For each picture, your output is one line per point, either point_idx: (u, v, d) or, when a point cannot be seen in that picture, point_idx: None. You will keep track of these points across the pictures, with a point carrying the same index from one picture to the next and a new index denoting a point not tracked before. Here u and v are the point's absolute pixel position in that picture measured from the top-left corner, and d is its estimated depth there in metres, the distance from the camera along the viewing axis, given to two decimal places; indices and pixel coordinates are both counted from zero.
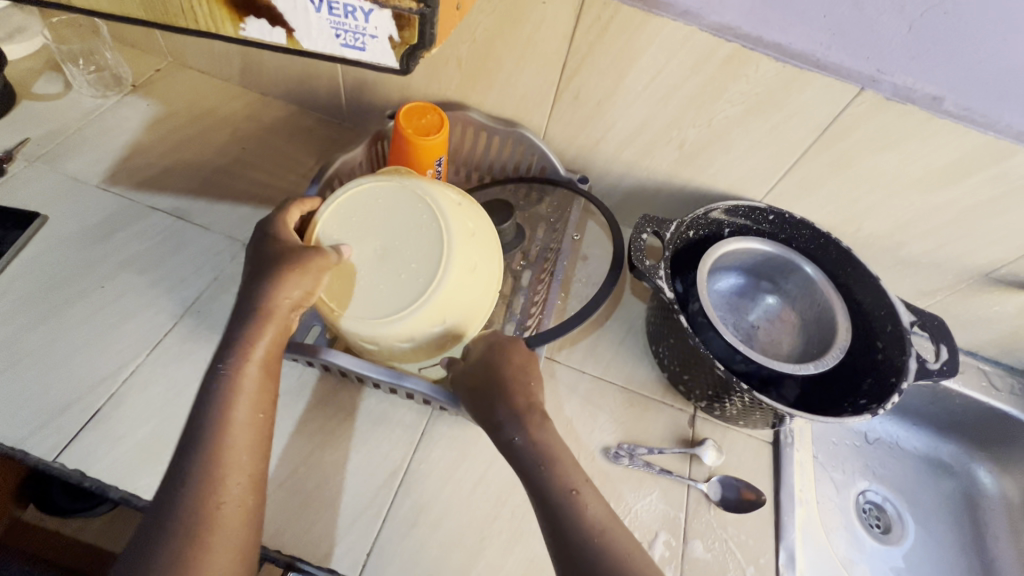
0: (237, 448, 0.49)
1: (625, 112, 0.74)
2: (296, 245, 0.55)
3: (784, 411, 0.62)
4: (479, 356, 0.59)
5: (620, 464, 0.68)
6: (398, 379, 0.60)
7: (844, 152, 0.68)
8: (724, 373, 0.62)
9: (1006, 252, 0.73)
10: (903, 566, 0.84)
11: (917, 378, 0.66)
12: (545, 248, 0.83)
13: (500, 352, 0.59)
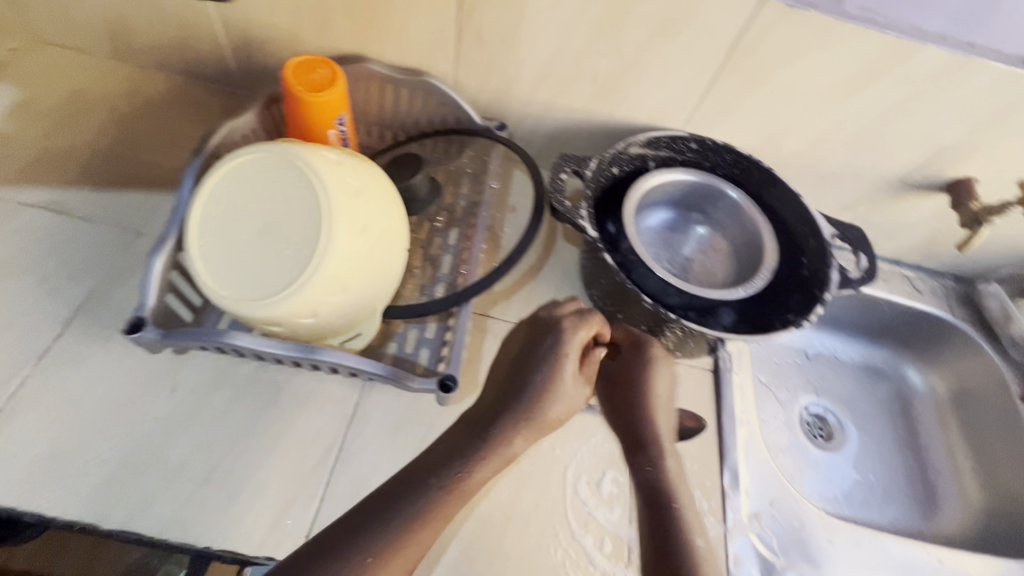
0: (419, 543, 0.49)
1: (533, 48, 0.70)
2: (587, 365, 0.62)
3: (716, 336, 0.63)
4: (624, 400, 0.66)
5: None
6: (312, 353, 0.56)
7: (757, 70, 0.67)
8: (654, 307, 0.63)
9: (918, 155, 0.74)
10: (845, 469, 0.89)
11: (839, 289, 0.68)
12: (471, 203, 0.79)
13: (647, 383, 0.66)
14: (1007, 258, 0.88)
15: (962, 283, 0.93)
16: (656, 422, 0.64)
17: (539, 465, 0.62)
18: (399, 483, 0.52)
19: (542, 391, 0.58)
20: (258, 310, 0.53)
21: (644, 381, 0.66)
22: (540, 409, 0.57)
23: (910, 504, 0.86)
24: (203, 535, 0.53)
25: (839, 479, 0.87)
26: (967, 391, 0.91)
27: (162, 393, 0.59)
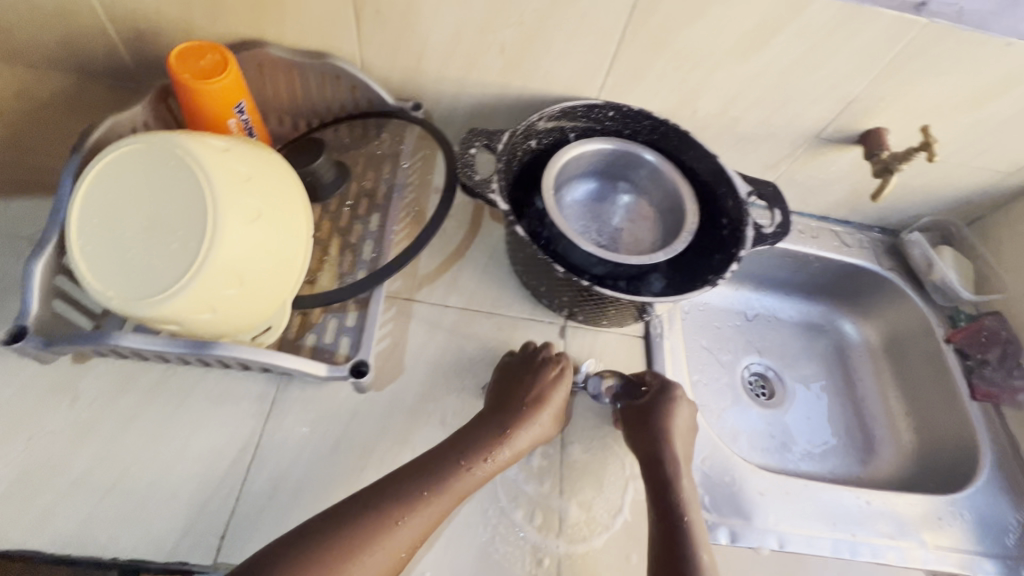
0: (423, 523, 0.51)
1: (435, 22, 0.68)
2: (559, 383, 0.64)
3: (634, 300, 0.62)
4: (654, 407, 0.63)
5: None
6: (203, 348, 0.55)
7: (660, 31, 0.66)
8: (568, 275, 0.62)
9: (828, 109, 0.75)
10: (787, 425, 0.90)
11: (755, 246, 0.68)
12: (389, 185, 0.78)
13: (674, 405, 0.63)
14: (927, 206, 0.91)
15: (888, 235, 0.96)
16: (673, 450, 0.61)
17: None
18: (416, 472, 0.54)
19: (545, 388, 0.62)
20: (149, 309, 0.50)
21: (662, 414, 0.62)
22: (537, 416, 0.60)
23: (848, 452, 0.88)
24: (108, 547, 0.51)
25: (781, 434, 0.89)
26: (897, 339, 0.94)
27: (61, 405, 0.56)
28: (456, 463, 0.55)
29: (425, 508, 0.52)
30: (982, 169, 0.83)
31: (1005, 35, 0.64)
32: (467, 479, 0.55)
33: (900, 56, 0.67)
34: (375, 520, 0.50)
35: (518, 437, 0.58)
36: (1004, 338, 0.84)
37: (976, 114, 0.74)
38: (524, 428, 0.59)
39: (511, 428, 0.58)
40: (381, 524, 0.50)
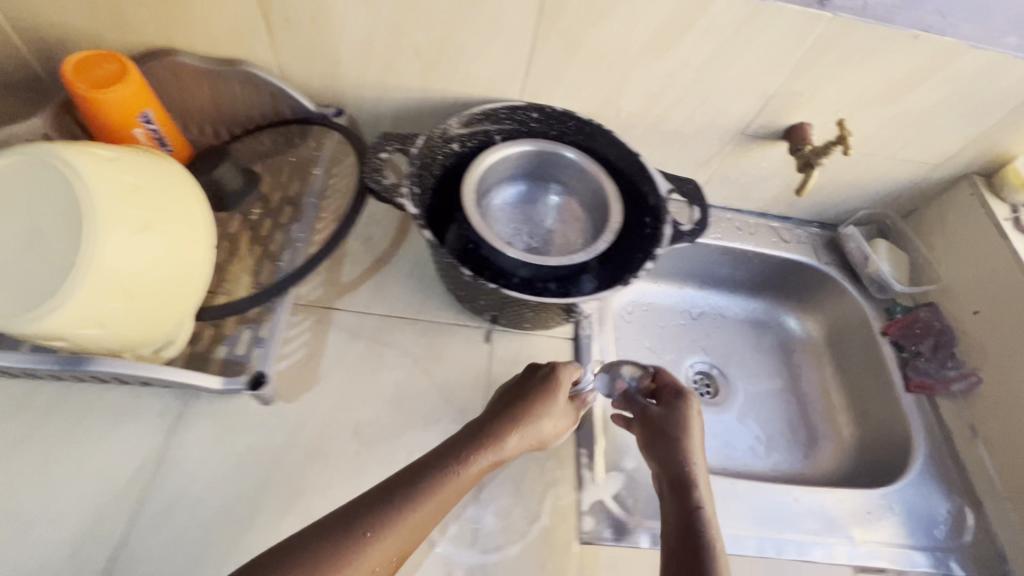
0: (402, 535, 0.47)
1: (346, 27, 0.67)
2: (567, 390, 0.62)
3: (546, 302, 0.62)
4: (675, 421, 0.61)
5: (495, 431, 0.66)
6: (77, 364, 0.52)
7: (571, 30, 0.66)
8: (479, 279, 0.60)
9: (749, 106, 0.75)
10: (732, 423, 0.90)
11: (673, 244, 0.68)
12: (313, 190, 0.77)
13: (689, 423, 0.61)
14: (861, 199, 0.91)
15: (827, 229, 0.97)
16: (692, 468, 0.58)
17: (381, 457, 0.61)
18: (404, 479, 0.50)
19: (545, 392, 0.59)
20: (23, 328, 0.48)
21: (678, 427, 0.60)
22: (536, 422, 0.57)
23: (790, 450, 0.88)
24: None
25: (725, 432, 0.89)
26: (839, 333, 0.94)
27: None
28: (443, 469, 0.51)
29: (415, 514, 0.48)
30: (909, 161, 0.83)
31: (910, 27, 0.64)
32: (458, 485, 0.51)
33: (811, 50, 0.67)
34: (364, 529, 0.46)
35: (507, 442, 0.55)
36: (936, 330, 0.84)
37: (894, 106, 0.74)
38: (516, 435, 0.55)
39: (506, 434, 0.55)
40: (373, 532, 0.46)
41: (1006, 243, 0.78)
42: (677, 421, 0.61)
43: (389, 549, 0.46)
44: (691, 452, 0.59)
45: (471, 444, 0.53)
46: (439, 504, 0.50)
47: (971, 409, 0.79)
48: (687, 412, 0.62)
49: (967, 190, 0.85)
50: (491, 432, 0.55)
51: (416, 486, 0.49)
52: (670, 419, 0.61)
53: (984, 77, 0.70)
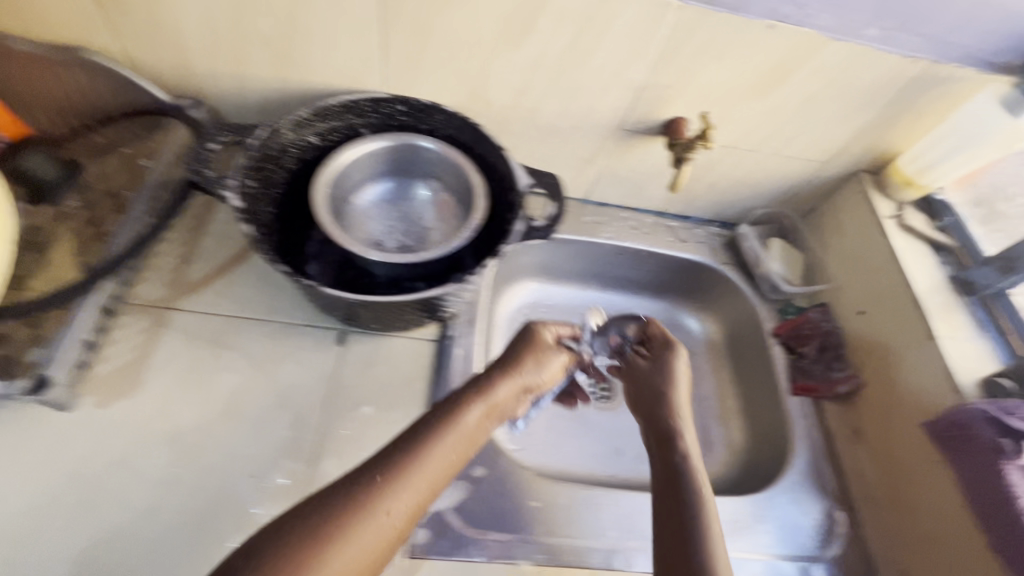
0: (418, 482, 0.42)
1: (184, 13, 0.64)
2: (548, 348, 0.62)
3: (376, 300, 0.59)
4: (652, 372, 0.66)
5: None
6: None
7: (417, 17, 0.63)
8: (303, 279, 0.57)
9: (619, 99, 0.73)
10: (622, 429, 0.86)
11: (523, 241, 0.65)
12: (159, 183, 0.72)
13: (668, 372, 0.65)
14: (758, 198, 0.89)
15: (727, 229, 0.94)
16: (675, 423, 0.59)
17: (199, 467, 0.57)
18: (412, 427, 0.46)
19: (538, 354, 0.59)
20: None
21: (661, 379, 0.65)
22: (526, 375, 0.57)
23: None
24: None
25: (616, 439, 0.85)
26: (737, 335, 0.91)
27: None
28: (438, 415, 0.48)
29: (421, 468, 0.43)
30: (797, 158, 0.81)
31: (764, 16, 0.62)
32: (461, 439, 0.47)
33: (670, 40, 0.65)
34: (378, 483, 0.41)
35: (497, 388, 0.53)
36: (825, 331, 0.81)
37: (766, 100, 0.72)
38: (508, 389, 0.54)
39: (498, 384, 0.54)
40: (394, 482, 0.41)
41: (888, 241, 0.77)
42: (657, 372, 0.66)
43: (407, 507, 0.41)
44: (676, 403, 0.62)
45: (470, 396, 0.51)
46: (448, 451, 0.45)
47: (851, 413, 0.76)
48: (669, 363, 0.66)
49: (856, 188, 0.83)
50: (487, 382, 0.53)
51: (416, 443, 0.44)
52: (652, 374, 0.66)
53: (852, 70, 0.68)
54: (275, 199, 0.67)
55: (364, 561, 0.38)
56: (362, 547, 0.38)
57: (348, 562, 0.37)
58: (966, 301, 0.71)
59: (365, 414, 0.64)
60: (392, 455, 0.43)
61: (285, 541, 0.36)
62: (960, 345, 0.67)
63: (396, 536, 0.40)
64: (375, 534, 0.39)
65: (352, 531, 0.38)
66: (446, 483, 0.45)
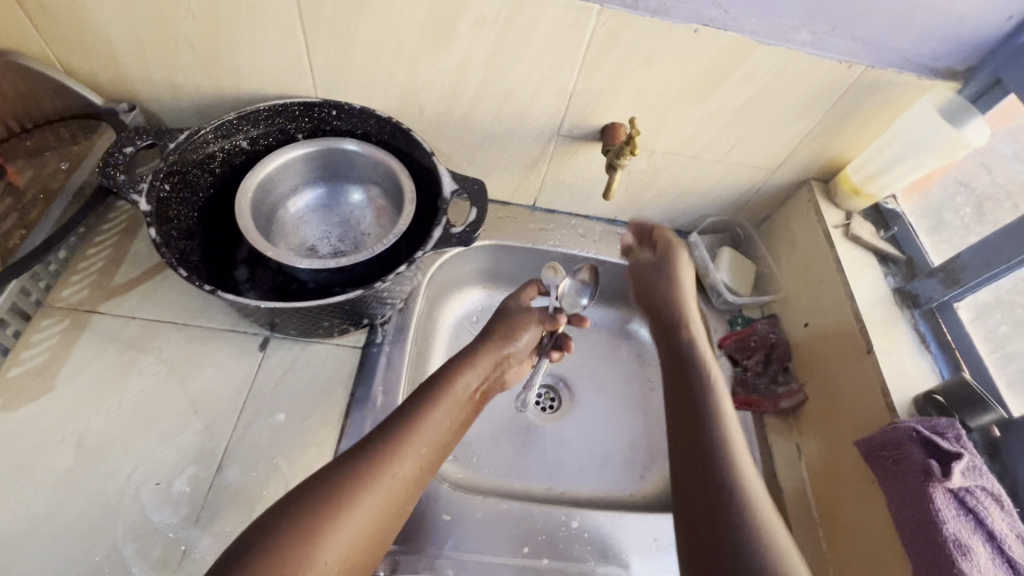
0: (431, 434, 0.55)
1: (106, 17, 0.64)
2: (535, 312, 0.73)
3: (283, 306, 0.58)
4: (655, 258, 0.76)
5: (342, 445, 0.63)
6: None
7: (337, 21, 0.63)
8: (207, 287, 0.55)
9: (552, 104, 0.72)
10: (568, 440, 0.85)
11: (438, 249, 0.64)
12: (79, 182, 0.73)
13: (673, 261, 0.74)
14: (707, 206, 0.88)
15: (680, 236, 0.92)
16: (687, 314, 0.70)
17: (100, 472, 0.56)
18: (419, 392, 0.60)
19: (518, 324, 0.72)
20: None
21: (663, 272, 0.74)
22: (515, 338, 0.71)
23: (623, 471, 0.83)
24: None
25: (561, 450, 0.83)
26: None
27: None
28: (440, 379, 0.62)
29: (423, 433, 0.54)
30: (742, 166, 0.79)
31: (687, 20, 0.61)
32: (452, 410, 0.59)
33: (594, 45, 0.64)
34: (390, 450, 0.52)
35: (490, 355, 0.68)
36: (771, 343, 0.79)
37: (702, 106, 0.71)
38: (490, 363, 0.67)
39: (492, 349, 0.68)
40: (405, 446, 0.53)
41: (833, 251, 0.74)
42: (669, 266, 0.74)
43: (415, 465, 0.53)
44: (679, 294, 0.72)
45: (461, 369, 0.64)
46: (451, 404, 0.59)
47: (795, 426, 0.74)
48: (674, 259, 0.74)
49: (805, 196, 0.81)
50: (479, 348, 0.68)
51: (417, 414, 0.56)
52: (661, 261, 0.75)
53: (786, 74, 0.66)
54: (199, 202, 0.68)
55: (387, 504, 0.49)
56: (383, 497, 0.49)
57: (369, 512, 0.48)
58: (909, 314, 0.69)
59: (278, 421, 0.63)
60: (401, 425, 0.54)
61: (319, 499, 0.47)
62: (898, 360, 0.64)
63: (410, 486, 0.52)
64: (388, 489, 0.50)
65: (371, 487, 0.49)
66: (445, 447, 0.57)
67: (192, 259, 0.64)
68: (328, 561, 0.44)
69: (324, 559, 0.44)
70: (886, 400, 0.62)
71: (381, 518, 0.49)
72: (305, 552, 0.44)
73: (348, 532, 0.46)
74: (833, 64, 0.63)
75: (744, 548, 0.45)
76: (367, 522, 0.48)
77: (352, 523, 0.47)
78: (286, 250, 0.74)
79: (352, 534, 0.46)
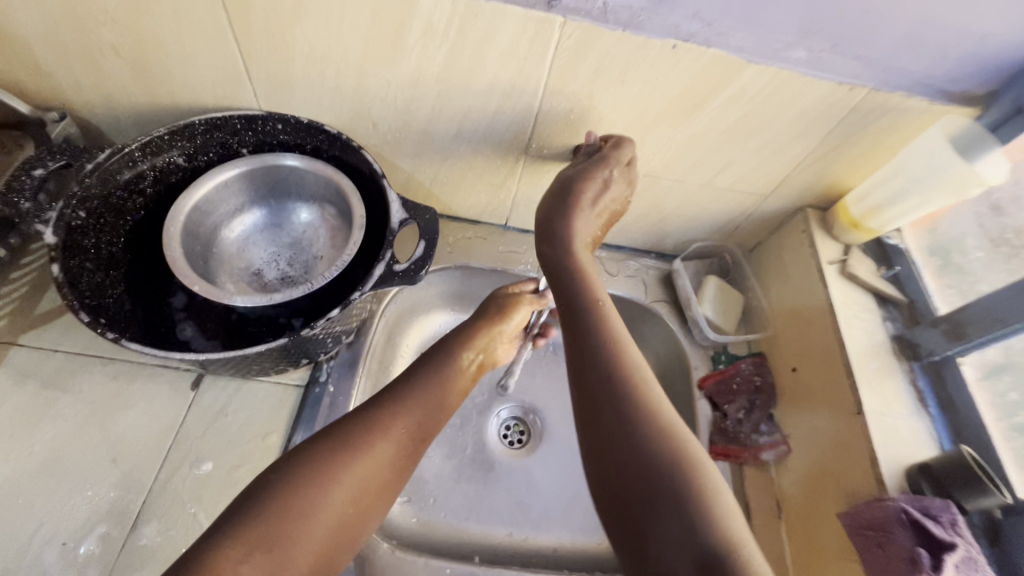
0: (419, 407, 0.56)
1: (16, 20, 0.57)
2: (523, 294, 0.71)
3: (204, 357, 0.52)
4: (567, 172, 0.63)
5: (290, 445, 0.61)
6: None
7: (270, 29, 0.56)
8: (107, 333, 0.49)
9: (518, 123, 0.64)
10: (533, 479, 0.79)
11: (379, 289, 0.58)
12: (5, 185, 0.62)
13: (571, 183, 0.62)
14: (694, 230, 0.80)
15: (664, 260, 0.86)
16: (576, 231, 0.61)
17: (3, 531, 0.52)
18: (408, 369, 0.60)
19: (508, 306, 0.69)
20: None
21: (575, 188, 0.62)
22: (508, 318, 0.68)
23: (591, 516, 0.77)
24: None
25: (524, 492, 0.78)
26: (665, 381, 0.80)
27: None
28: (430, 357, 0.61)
29: (426, 396, 0.57)
30: (731, 191, 0.72)
31: (665, 35, 0.53)
32: (456, 379, 0.61)
33: (560, 61, 0.56)
34: (391, 409, 0.54)
35: (484, 337, 0.65)
36: (755, 387, 0.72)
37: (685, 129, 0.63)
38: (489, 336, 0.66)
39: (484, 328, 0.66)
40: (407, 406, 0.55)
41: (825, 290, 0.67)
42: (570, 192, 0.62)
43: (418, 424, 0.55)
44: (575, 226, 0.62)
45: (460, 343, 0.64)
46: (442, 381, 0.59)
47: (776, 480, 0.67)
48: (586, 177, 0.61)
49: (800, 225, 0.73)
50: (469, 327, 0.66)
51: (420, 380, 0.58)
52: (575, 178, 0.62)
53: (781, 96, 0.58)
54: (126, 226, 0.62)
55: (392, 457, 0.52)
56: (388, 451, 0.52)
57: (376, 463, 0.51)
58: (907, 366, 0.62)
59: (204, 471, 0.58)
60: (404, 389, 0.57)
61: (326, 448, 0.50)
62: (892, 422, 0.58)
63: (413, 443, 0.54)
64: (393, 445, 0.52)
65: (377, 440, 0.51)
66: (447, 412, 0.59)
67: (113, 291, 0.59)
68: (338, 504, 0.48)
69: (334, 500, 0.47)
70: (874, 470, 0.55)
71: (386, 470, 0.51)
72: (314, 497, 0.47)
73: (357, 479, 0.49)
74: (833, 85, 0.55)
75: (662, 486, 0.41)
76: (374, 470, 0.51)
77: (362, 471, 0.50)
78: (224, 274, 0.68)
79: (361, 480, 0.49)
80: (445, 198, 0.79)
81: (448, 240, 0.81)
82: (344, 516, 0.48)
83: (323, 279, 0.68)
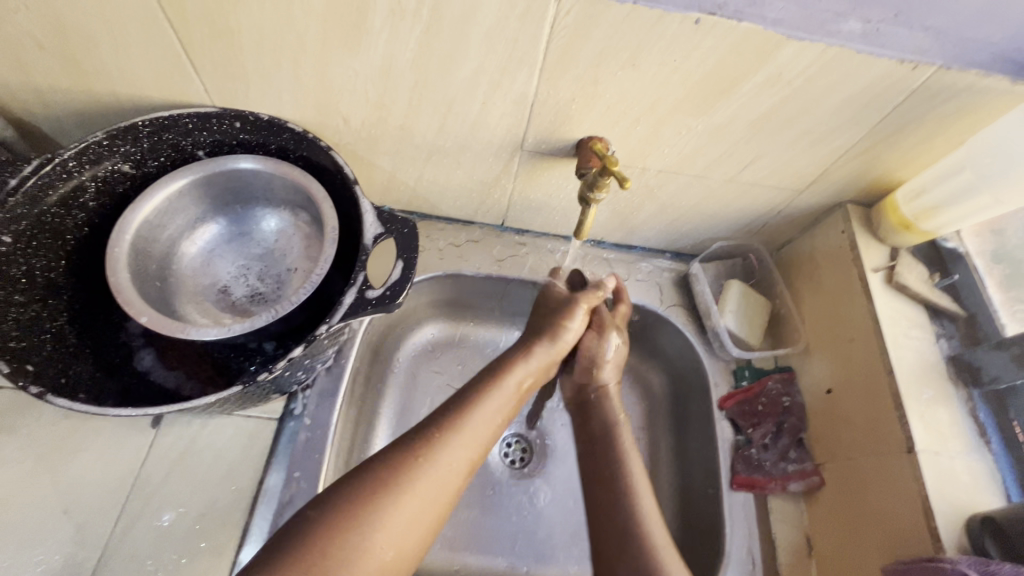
0: (469, 437, 0.47)
1: None
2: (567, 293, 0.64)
3: (147, 411, 0.46)
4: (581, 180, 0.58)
5: (267, 485, 0.55)
6: None
7: (208, 13, 0.46)
8: (35, 394, 0.45)
9: (512, 114, 0.55)
10: (539, 504, 0.71)
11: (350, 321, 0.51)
12: None
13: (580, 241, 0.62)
14: (715, 228, 0.71)
15: (681, 261, 0.77)
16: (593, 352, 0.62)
17: None
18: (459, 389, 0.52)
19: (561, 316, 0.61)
20: None
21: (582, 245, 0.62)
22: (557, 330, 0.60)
23: None
24: None
25: (529, 518, 0.70)
26: (680, 395, 0.72)
27: None
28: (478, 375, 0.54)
29: (472, 422, 0.48)
30: (760, 187, 0.63)
31: (686, 6, 0.42)
32: (501, 405, 0.52)
33: (557, 42, 0.46)
34: (434, 439, 0.46)
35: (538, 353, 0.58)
36: (783, 409, 0.65)
37: (707, 119, 0.53)
38: (547, 356, 0.58)
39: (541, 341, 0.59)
40: (452, 436, 0.47)
41: (869, 302, 0.59)
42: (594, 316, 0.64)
43: (466, 458, 0.47)
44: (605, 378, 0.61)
45: (513, 360, 0.56)
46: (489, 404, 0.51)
47: (807, 515, 0.60)
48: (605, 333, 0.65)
49: (839, 225, 0.65)
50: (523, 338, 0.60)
51: (462, 406, 0.50)
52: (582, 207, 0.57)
53: (828, 80, 0.47)
54: (67, 247, 0.56)
55: (438, 499, 0.44)
56: (436, 489, 0.44)
57: (415, 509, 0.42)
58: (965, 393, 0.55)
59: (165, 524, 0.52)
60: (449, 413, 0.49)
61: (361, 483, 0.42)
62: (949, 463, 0.50)
63: (460, 479, 0.46)
64: (437, 482, 0.44)
65: (420, 478, 0.43)
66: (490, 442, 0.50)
67: (53, 323, 0.53)
68: (381, 553, 0.40)
69: (377, 546, 0.40)
70: (927, 521, 0.48)
71: (427, 517, 0.43)
72: (355, 544, 0.39)
73: (400, 525, 0.41)
74: (892, 65, 0.45)
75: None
76: (420, 511, 0.42)
77: (406, 512, 0.42)
78: (186, 292, 0.61)
79: (403, 525, 0.41)
80: (433, 198, 0.70)
81: (438, 244, 0.73)
82: (387, 564, 0.40)
83: (293, 295, 0.60)
